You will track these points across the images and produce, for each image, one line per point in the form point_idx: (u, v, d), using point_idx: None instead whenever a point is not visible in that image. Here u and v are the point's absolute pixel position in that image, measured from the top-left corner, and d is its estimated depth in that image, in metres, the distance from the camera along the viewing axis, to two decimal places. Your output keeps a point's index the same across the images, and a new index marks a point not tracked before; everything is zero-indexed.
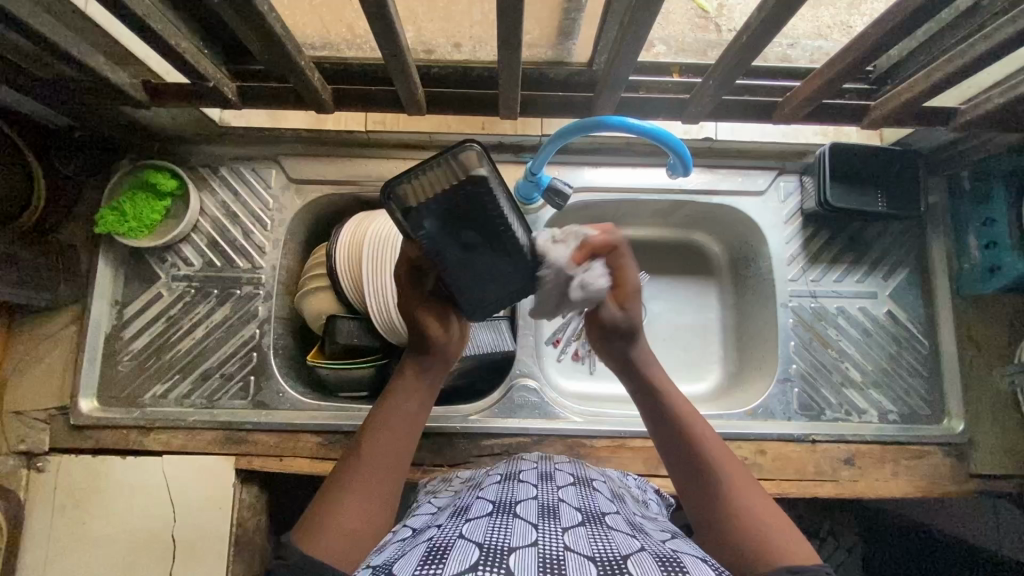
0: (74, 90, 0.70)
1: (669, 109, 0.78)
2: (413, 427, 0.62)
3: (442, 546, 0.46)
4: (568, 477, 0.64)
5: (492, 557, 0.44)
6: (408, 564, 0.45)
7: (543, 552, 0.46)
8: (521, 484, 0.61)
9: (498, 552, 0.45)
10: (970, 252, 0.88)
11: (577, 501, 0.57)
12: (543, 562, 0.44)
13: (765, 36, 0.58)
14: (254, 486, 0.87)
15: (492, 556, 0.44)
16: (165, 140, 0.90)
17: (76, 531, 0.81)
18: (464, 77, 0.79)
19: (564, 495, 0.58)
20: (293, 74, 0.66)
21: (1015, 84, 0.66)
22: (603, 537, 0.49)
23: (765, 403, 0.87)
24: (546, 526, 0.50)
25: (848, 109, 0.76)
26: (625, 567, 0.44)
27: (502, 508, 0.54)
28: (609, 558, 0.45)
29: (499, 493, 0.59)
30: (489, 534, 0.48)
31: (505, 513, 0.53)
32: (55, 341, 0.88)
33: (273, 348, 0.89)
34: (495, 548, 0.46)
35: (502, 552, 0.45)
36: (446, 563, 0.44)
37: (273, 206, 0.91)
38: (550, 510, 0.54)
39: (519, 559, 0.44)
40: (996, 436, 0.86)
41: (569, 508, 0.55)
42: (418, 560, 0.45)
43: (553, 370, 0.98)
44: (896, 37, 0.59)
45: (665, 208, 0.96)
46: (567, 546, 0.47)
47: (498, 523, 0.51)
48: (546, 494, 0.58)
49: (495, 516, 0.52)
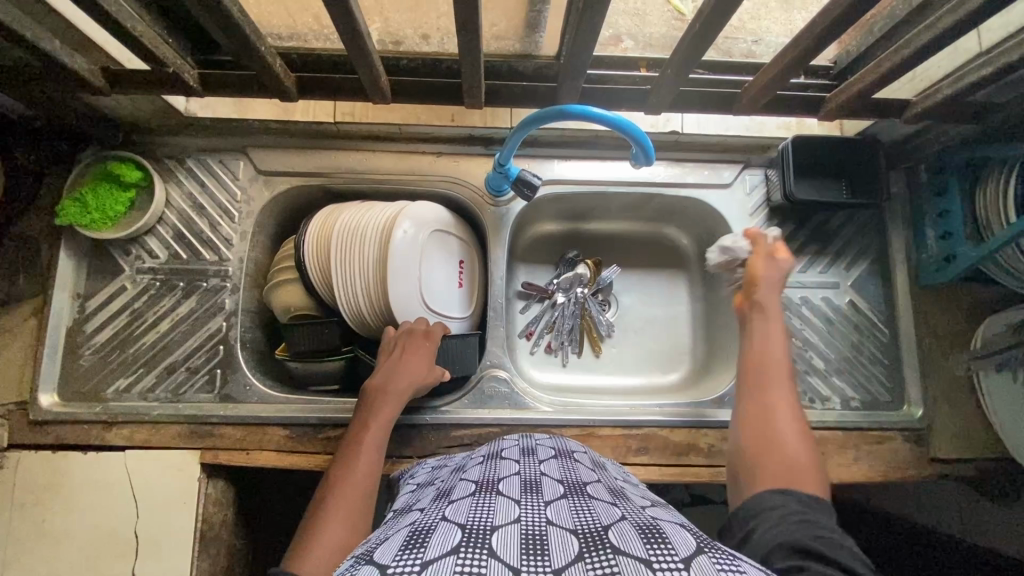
0: (34, 77, 0.69)
1: (631, 100, 0.80)
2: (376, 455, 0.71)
3: (424, 530, 0.45)
4: (549, 450, 0.65)
5: (474, 538, 0.43)
6: (388, 550, 0.43)
7: (526, 529, 0.45)
8: (503, 461, 0.62)
9: (480, 532, 0.44)
10: (927, 244, 0.90)
11: (559, 474, 0.58)
12: (526, 540, 0.43)
13: (726, 10, 0.58)
14: (220, 481, 0.86)
15: (474, 537, 0.43)
16: (130, 130, 0.89)
17: (34, 529, 0.78)
18: (432, 68, 0.79)
19: (545, 469, 0.59)
20: (254, 60, 0.65)
21: (964, 74, 0.69)
22: (585, 510, 0.49)
23: (733, 392, 0.89)
24: (529, 502, 0.50)
25: (807, 100, 0.79)
26: (607, 538, 0.43)
27: (484, 487, 0.54)
28: (591, 531, 0.45)
29: (481, 473, 0.59)
30: (471, 515, 0.47)
31: (487, 492, 0.52)
32: (14, 336, 0.85)
33: (241, 342, 0.88)
34: (478, 528, 0.44)
35: (485, 532, 0.44)
36: (429, 545, 0.42)
37: (241, 197, 0.90)
38: (532, 485, 0.54)
39: (502, 537, 0.43)
40: (954, 421, 0.89)
41: (551, 482, 0.55)
42: (400, 544, 0.43)
43: (526, 361, 0.98)
44: (843, 24, 0.61)
45: (634, 201, 0.97)
46: (549, 520, 0.47)
47: (480, 503, 0.50)
48: (528, 468, 0.59)
49: (477, 496, 0.52)
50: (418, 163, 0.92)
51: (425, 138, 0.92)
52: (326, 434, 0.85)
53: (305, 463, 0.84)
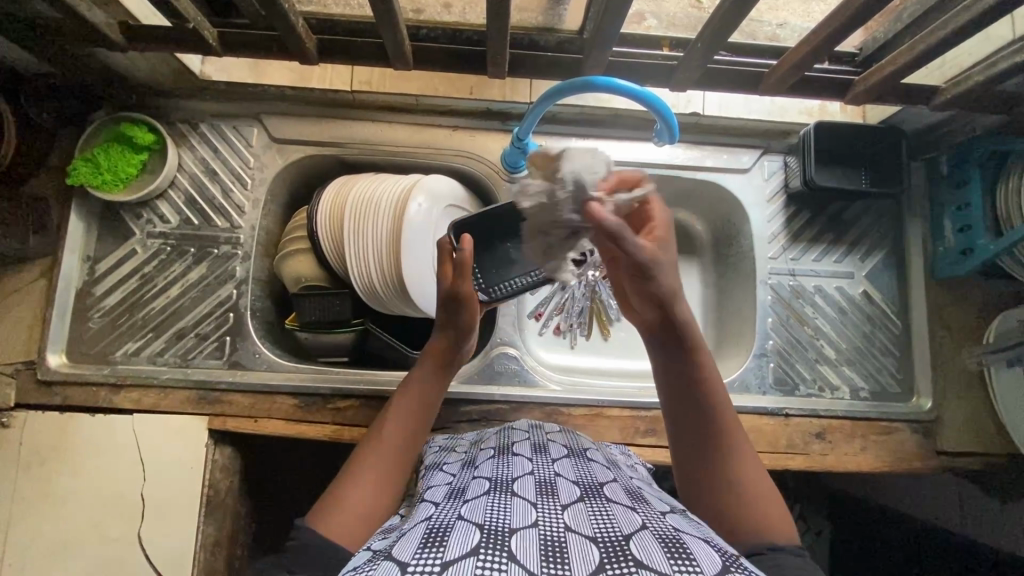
0: (52, 31, 0.68)
1: (658, 77, 0.78)
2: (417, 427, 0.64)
3: (442, 528, 0.45)
4: (562, 449, 0.65)
5: (492, 540, 0.42)
6: (407, 545, 0.43)
7: (544, 532, 0.44)
8: (516, 457, 0.62)
9: (499, 534, 0.43)
10: (944, 235, 0.89)
11: (574, 475, 0.57)
12: (544, 546, 0.43)
13: None
14: (227, 448, 0.86)
15: (493, 539, 0.43)
16: (144, 92, 0.88)
17: (40, 489, 0.78)
18: (452, 38, 0.76)
19: (560, 469, 0.58)
20: (277, 19, 0.64)
21: (997, 60, 0.68)
22: (604, 514, 0.49)
23: (742, 377, 0.89)
24: (545, 505, 0.49)
25: (833, 83, 0.77)
26: (629, 548, 0.43)
27: (499, 485, 0.54)
28: (611, 538, 0.44)
29: (494, 470, 0.58)
30: (488, 515, 0.46)
31: (502, 491, 0.52)
32: (24, 295, 0.85)
33: (250, 310, 0.88)
34: (496, 530, 0.44)
35: (503, 534, 0.44)
36: (447, 547, 0.41)
37: (254, 164, 0.89)
38: (548, 486, 0.54)
39: (521, 541, 0.43)
40: (962, 414, 0.89)
41: (566, 483, 0.55)
42: (419, 542, 0.43)
43: (535, 342, 0.97)
44: (879, 2, 0.59)
45: (651, 183, 0.95)
46: (568, 526, 0.46)
47: (496, 503, 0.49)
48: (542, 468, 0.58)
49: (492, 495, 0.51)
50: (434, 136, 0.91)
51: (442, 110, 0.91)
52: (335, 404, 0.85)
53: (313, 432, 0.84)
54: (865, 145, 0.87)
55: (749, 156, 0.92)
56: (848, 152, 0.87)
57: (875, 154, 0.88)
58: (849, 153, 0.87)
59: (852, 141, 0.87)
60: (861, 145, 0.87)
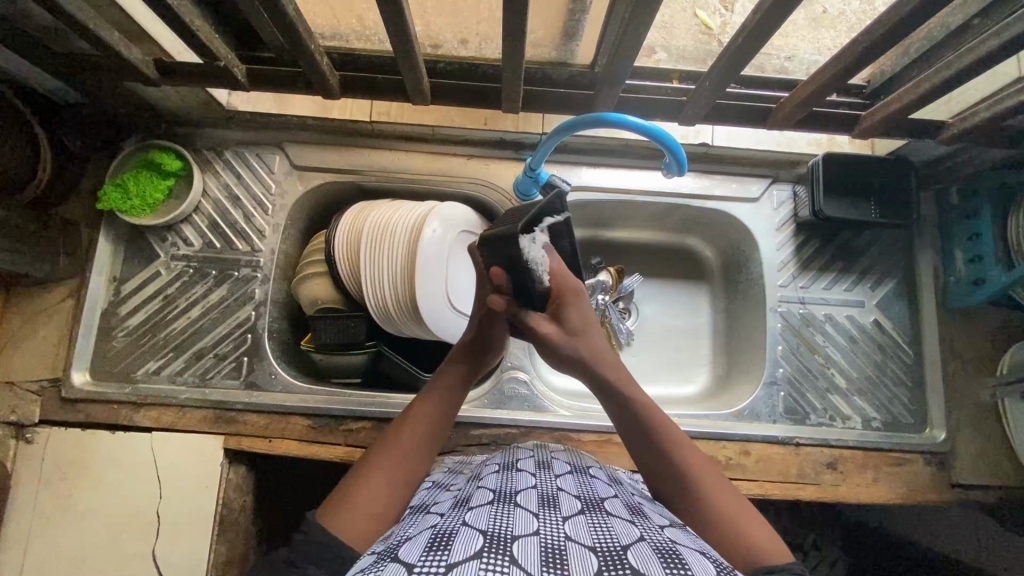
0: (89, 67, 0.72)
1: (666, 111, 0.80)
2: (444, 423, 0.64)
3: (446, 534, 0.46)
4: (565, 466, 0.66)
5: (496, 545, 0.43)
6: (412, 549, 0.44)
7: (545, 541, 0.45)
8: (519, 472, 0.62)
9: (502, 539, 0.45)
10: (955, 266, 0.90)
11: (575, 490, 0.58)
12: (545, 551, 0.44)
13: (771, 25, 0.58)
14: (241, 467, 0.87)
15: (496, 544, 0.44)
16: (173, 121, 0.92)
17: (60, 505, 0.80)
18: (468, 72, 0.80)
19: (562, 485, 0.59)
20: (303, 57, 0.67)
21: (1001, 98, 0.69)
22: (604, 526, 0.49)
23: (752, 405, 0.89)
24: (546, 515, 0.50)
25: (841, 117, 0.79)
26: (626, 558, 0.44)
27: (502, 496, 0.55)
28: (610, 549, 0.45)
29: (498, 482, 0.59)
30: (492, 522, 0.48)
31: (505, 502, 0.53)
32: (53, 314, 0.88)
33: (268, 331, 0.90)
34: (499, 535, 0.45)
35: (506, 540, 0.45)
36: (452, 550, 0.43)
37: (275, 190, 0.92)
38: (550, 499, 0.54)
39: (522, 546, 0.44)
40: (977, 446, 0.88)
41: (569, 498, 0.55)
42: (423, 546, 0.44)
43: (544, 366, 0.99)
44: (885, 42, 0.61)
45: (661, 211, 0.97)
46: (568, 535, 0.47)
47: (499, 512, 0.50)
48: (545, 482, 0.59)
49: (495, 504, 0.52)
50: (449, 164, 0.94)
51: (457, 140, 0.94)
52: (348, 426, 0.86)
53: (326, 453, 0.86)
54: (876, 176, 0.88)
55: (758, 185, 0.93)
56: (857, 184, 0.88)
57: (886, 185, 0.88)
58: (856, 183, 0.88)
59: (862, 172, 0.88)
60: (870, 176, 0.88)
